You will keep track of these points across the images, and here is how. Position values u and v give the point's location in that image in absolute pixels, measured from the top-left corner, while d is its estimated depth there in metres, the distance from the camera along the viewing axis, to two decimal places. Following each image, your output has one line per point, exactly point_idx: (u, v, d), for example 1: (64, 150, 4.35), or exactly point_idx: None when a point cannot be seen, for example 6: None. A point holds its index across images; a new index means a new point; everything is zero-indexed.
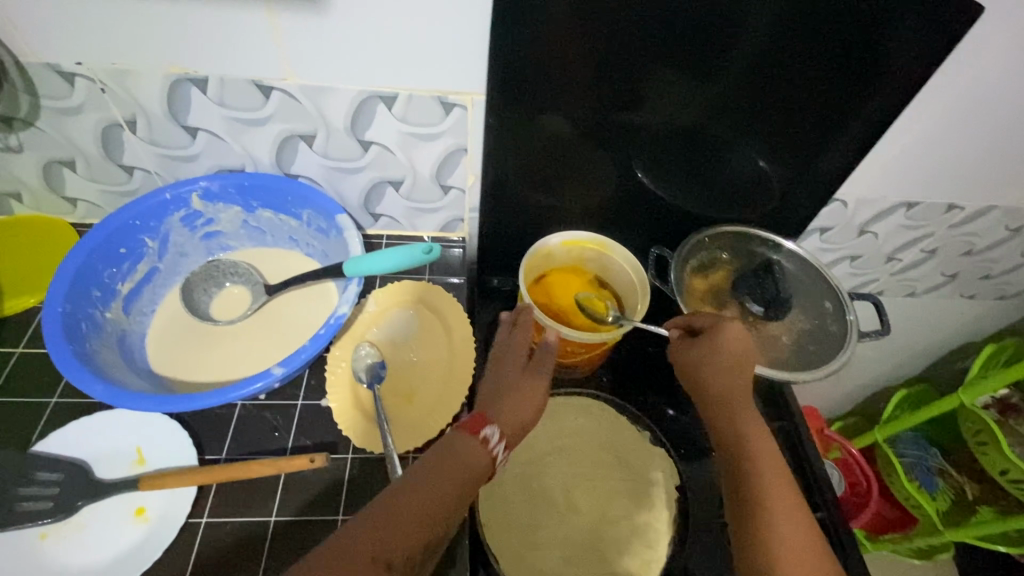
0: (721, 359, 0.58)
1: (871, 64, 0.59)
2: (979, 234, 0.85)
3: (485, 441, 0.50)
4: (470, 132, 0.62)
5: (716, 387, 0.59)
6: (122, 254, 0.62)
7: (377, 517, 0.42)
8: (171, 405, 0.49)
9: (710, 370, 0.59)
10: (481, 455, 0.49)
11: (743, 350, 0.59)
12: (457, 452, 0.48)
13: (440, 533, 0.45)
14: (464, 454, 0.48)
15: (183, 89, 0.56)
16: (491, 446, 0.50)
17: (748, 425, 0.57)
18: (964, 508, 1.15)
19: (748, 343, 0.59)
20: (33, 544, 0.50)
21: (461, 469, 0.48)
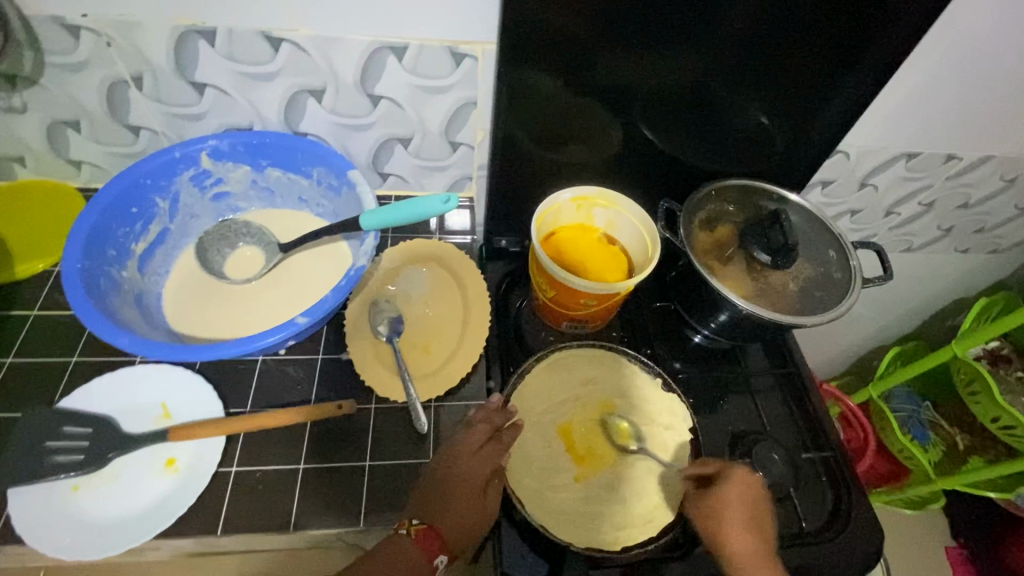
0: (735, 508, 0.56)
1: (880, 12, 0.58)
2: (975, 186, 0.87)
3: (435, 566, 0.49)
4: (480, 84, 0.62)
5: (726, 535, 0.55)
6: (134, 213, 0.61)
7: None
8: (197, 354, 0.49)
9: (731, 530, 0.55)
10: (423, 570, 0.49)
11: (755, 497, 0.58)
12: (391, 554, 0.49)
13: None
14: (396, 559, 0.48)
15: (191, 42, 0.55)
16: (434, 559, 0.49)
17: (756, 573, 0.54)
18: (955, 458, 1.20)
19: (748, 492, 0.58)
20: (65, 495, 0.50)
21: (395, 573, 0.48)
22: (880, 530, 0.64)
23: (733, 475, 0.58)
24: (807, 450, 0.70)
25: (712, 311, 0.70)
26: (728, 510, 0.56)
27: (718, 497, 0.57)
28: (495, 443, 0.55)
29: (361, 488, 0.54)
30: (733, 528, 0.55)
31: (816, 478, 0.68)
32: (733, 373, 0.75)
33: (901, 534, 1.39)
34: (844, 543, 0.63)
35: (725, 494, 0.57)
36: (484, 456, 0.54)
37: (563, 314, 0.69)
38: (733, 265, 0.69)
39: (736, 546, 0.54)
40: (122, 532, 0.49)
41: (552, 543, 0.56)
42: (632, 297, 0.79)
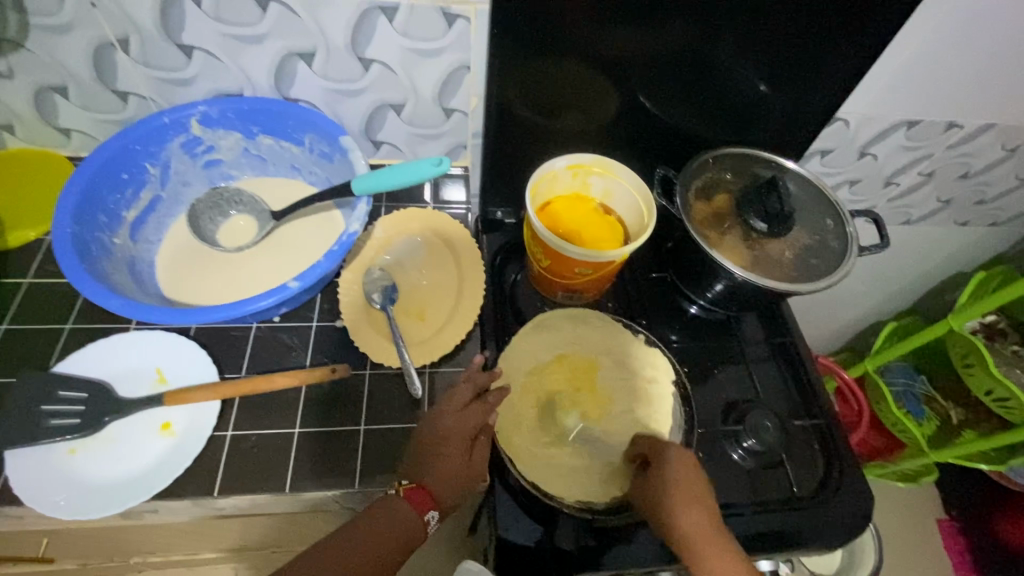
0: (678, 492, 0.53)
1: None
2: (976, 155, 0.86)
3: (427, 522, 0.50)
4: (472, 47, 0.61)
5: (674, 507, 0.53)
6: (125, 179, 0.61)
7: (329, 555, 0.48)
8: (190, 318, 0.49)
9: (677, 511, 0.53)
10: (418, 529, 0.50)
11: (694, 467, 0.55)
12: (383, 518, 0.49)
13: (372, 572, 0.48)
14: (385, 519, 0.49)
15: (176, 3, 0.54)
16: (425, 515, 0.50)
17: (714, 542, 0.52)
18: (949, 431, 1.21)
19: (688, 461, 0.55)
20: (63, 458, 0.51)
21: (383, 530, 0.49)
22: (869, 495, 0.64)
23: (665, 450, 0.56)
24: (800, 418, 0.71)
25: (708, 280, 0.70)
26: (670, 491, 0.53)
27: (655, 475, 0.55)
28: (480, 402, 0.55)
29: (356, 452, 0.55)
30: (678, 510, 0.53)
31: (808, 445, 0.69)
32: (728, 343, 0.75)
33: (894, 505, 1.40)
34: (835, 507, 0.63)
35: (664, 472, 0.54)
36: (468, 414, 0.54)
37: (557, 283, 0.69)
38: (730, 231, 0.69)
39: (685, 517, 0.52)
40: (119, 494, 0.50)
41: (545, 506, 0.57)
42: (628, 268, 0.79)
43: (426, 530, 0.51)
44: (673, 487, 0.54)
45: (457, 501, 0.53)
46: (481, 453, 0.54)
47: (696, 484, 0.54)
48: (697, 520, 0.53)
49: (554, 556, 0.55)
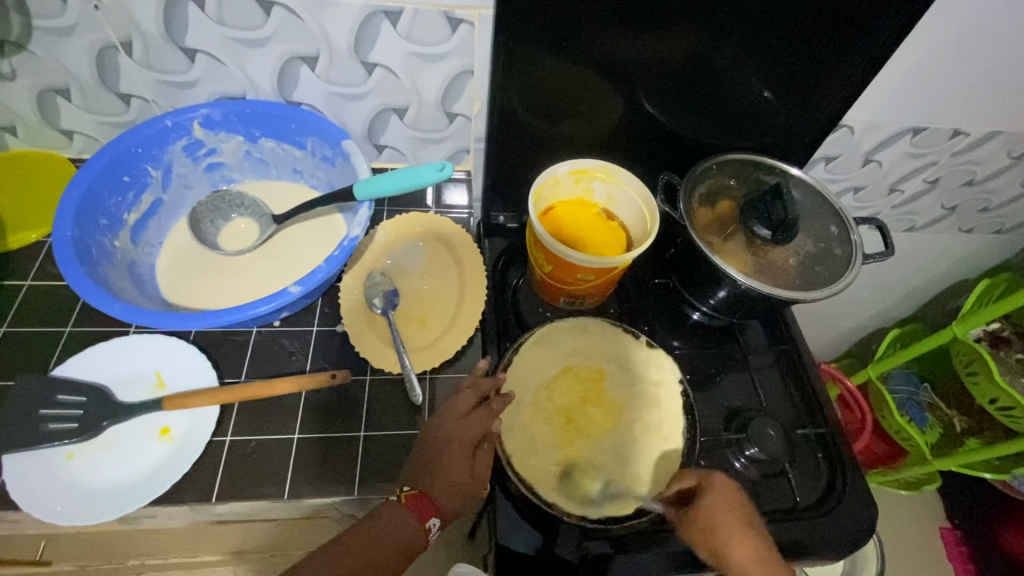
0: (730, 525, 0.53)
1: None
2: (981, 162, 0.86)
3: (428, 531, 0.50)
4: (475, 52, 0.61)
5: (727, 544, 0.52)
6: (126, 182, 0.61)
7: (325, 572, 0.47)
8: (191, 322, 0.49)
9: (728, 545, 0.52)
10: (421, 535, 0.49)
11: (739, 498, 0.56)
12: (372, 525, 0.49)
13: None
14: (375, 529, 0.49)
15: (179, 6, 0.54)
16: (426, 523, 0.50)
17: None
18: (952, 439, 1.20)
19: (732, 493, 0.55)
20: (61, 463, 0.51)
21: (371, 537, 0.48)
22: (873, 505, 0.64)
23: (712, 483, 0.56)
24: (803, 427, 0.70)
25: (711, 287, 0.70)
26: (719, 521, 0.53)
27: (701, 505, 0.55)
28: (484, 408, 0.55)
29: (356, 458, 0.54)
30: (732, 546, 0.52)
31: (812, 455, 0.68)
32: (730, 351, 0.74)
33: (897, 514, 1.39)
34: (838, 518, 0.63)
35: (715, 506, 0.54)
36: (472, 422, 0.53)
37: (559, 289, 0.69)
38: (733, 237, 0.68)
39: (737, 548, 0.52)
40: (117, 499, 0.49)
41: (546, 515, 0.56)
42: (631, 273, 0.78)
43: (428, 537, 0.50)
44: (724, 522, 0.53)
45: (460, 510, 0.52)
46: (484, 460, 0.54)
47: (744, 516, 0.55)
48: (751, 551, 0.53)
49: (554, 565, 0.54)
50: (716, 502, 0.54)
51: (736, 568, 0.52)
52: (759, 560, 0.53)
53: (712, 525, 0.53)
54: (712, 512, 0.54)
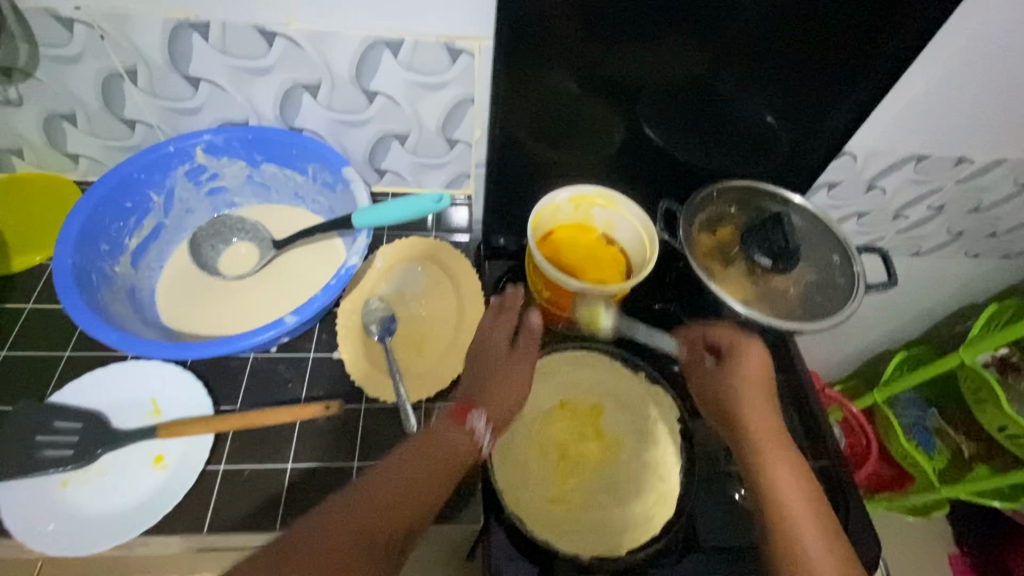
0: (752, 375, 0.63)
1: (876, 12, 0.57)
2: (987, 189, 0.85)
3: (473, 431, 0.52)
4: (475, 81, 0.61)
5: (744, 407, 0.61)
6: (128, 208, 0.61)
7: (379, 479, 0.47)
8: (187, 351, 0.49)
9: (747, 403, 0.61)
10: (465, 441, 0.51)
11: (769, 371, 0.64)
12: (440, 436, 0.51)
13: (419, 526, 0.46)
14: (449, 441, 0.51)
15: (184, 36, 0.55)
16: (476, 429, 0.52)
17: (780, 448, 0.59)
18: (960, 465, 1.18)
19: (766, 362, 0.63)
20: (54, 491, 0.51)
21: (435, 448, 0.50)
22: (876, 541, 0.62)
23: (747, 347, 0.64)
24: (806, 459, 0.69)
25: (711, 315, 0.69)
26: (745, 371, 0.63)
27: (732, 369, 0.63)
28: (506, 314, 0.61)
29: None
30: (749, 406, 0.61)
31: None
32: None
33: (905, 541, 1.36)
34: None
35: (743, 366, 0.63)
36: (502, 320, 0.60)
37: (557, 315, 0.68)
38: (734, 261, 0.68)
39: (755, 411, 0.61)
40: (108, 529, 0.49)
41: (541, 548, 0.55)
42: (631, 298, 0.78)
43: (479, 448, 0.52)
44: (748, 377, 0.63)
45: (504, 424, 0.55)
46: (522, 369, 0.58)
47: (766, 385, 0.63)
48: (767, 417, 0.61)
49: None
50: (748, 361, 0.63)
51: (750, 420, 0.60)
52: (771, 423, 0.61)
53: (733, 381, 0.63)
54: (736, 367, 0.63)
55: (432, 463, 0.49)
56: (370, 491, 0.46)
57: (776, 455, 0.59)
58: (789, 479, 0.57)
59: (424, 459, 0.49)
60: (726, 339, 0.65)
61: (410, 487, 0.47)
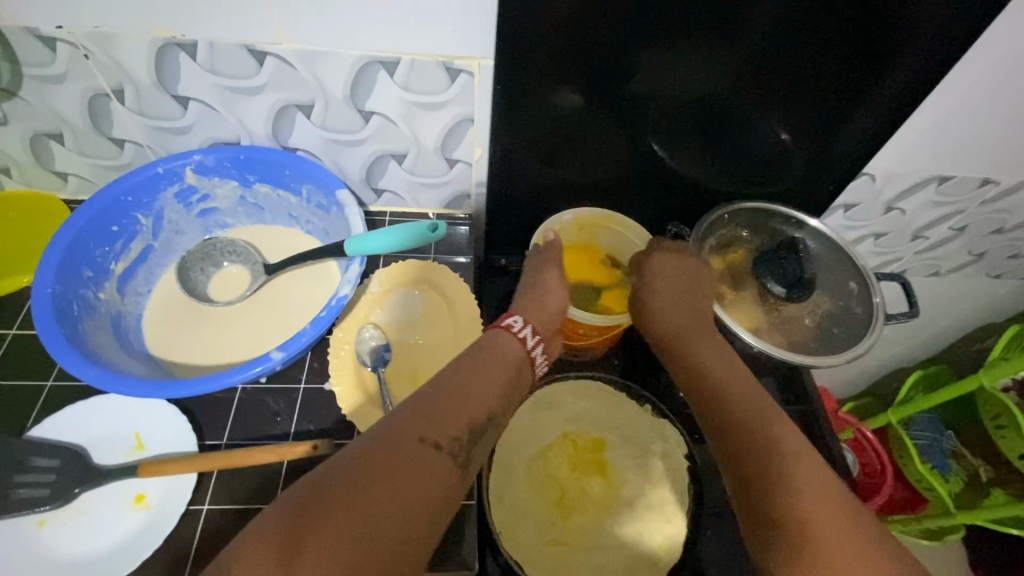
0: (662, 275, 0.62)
1: (896, 33, 0.54)
2: (1012, 211, 0.81)
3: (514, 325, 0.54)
4: (475, 101, 0.58)
5: (660, 311, 0.62)
6: (114, 232, 0.59)
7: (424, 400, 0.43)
8: (167, 390, 0.47)
9: (659, 299, 0.62)
10: (514, 344, 0.53)
11: (688, 269, 0.63)
12: (491, 346, 0.52)
13: (486, 418, 0.45)
14: (498, 347, 0.52)
15: (170, 55, 0.53)
16: (516, 331, 0.54)
17: (701, 350, 0.57)
18: (977, 489, 1.14)
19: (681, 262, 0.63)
20: (31, 532, 0.49)
21: (490, 359, 0.50)
22: None
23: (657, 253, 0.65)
24: None
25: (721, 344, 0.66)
26: (658, 281, 0.63)
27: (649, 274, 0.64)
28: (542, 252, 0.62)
29: None
30: (660, 301, 0.62)
31: None
32: None
33: None
34: None
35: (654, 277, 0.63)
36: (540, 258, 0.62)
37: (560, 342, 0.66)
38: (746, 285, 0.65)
39: (670, 312, 0.61)
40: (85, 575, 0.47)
41: None
42: None
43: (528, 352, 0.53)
44: (660, 282, 0.62)
45: (542, 333, 0.57)
46: (556, 298, 0.59)
47: (688, 289, 0.61)
48: (682, 316, 0.61)
49: None
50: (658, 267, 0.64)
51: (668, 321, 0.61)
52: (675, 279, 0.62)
53: (652, 293, 0.63)
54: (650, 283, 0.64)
55: (498, 361, 0.50)
56: (447, 383, 0.45)
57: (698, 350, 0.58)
58: (719, 365, 0.55)
59: (491, 356, 0.50)
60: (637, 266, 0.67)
61: (479, 378, 0.47)
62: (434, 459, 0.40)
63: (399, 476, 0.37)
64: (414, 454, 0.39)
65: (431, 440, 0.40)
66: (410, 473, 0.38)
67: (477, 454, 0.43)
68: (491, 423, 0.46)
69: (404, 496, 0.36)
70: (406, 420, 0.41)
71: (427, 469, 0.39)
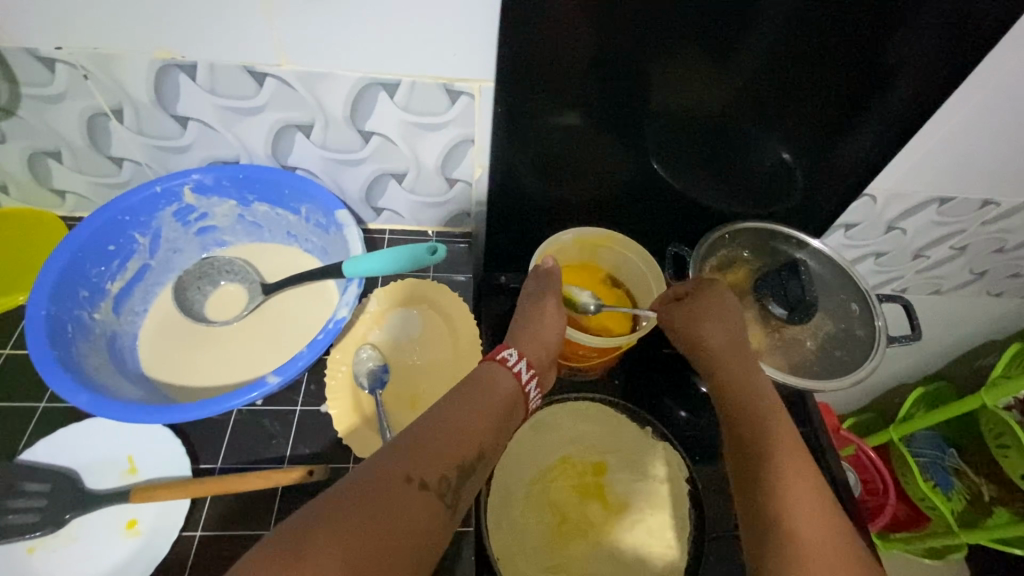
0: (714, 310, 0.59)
1: (896, 57, 0.54)
2: (1012, 231, 0.81)
3: (507, 357, 0.53)
4: (476, 122, 0.58)
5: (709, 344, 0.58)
6: (111, 251, 0.59)
7: (414, 435, 0.42)
8: (161, 415, 0.46)
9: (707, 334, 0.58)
10: (509, 378, 0.51)
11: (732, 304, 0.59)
12: (487, 379, 0.50)
13: (475, 455, 0.44)
14: (492, 379, 0.50)
15: (170, 76, 0.53)
16: (512, 365, 0.52)
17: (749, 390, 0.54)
18: (980, 508, 1.12)
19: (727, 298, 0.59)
20: (20, 558, 0.48)
21: (485, 392, 0.49)
22: None
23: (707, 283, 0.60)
24: None
25: None
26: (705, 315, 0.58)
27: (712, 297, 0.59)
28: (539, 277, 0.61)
29: None
30: (710, 334, 0.58)
31: None
32: None
33: None
34: None
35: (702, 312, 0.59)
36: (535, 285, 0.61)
37: (561, 362, 0.66)
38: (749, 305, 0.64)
39: (722, 348, 0.58)
40: None
41: None
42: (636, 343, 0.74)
43: (522, 384, 0.52)
44: (710, 318, 0.58)
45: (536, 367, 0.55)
46: (552, 329, 0.58)
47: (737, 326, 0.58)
48: (734, 351, 0.57)
49: None
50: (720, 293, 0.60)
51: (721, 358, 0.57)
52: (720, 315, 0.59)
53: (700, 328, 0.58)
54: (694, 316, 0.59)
55: (491, 396, 0.48)
56: (440, 423, 0.44)
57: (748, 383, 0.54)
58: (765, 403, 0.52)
59: (484, 390, 0.49)
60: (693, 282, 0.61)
61: (470, 412, 0.46)
62: (421, 498, 0.38)
63: (385, 516, 0.36)
64: (400, 492, 0.38)
65: (419, 480, 0.39)
66: (394, 511, 0.36)
67: (463, 495, 0.42)
68: (480, 461, 0.44)
69: (385, 541, 0.35)
70: (393, 456, 0.40)
71: (416, 507, 0.38)
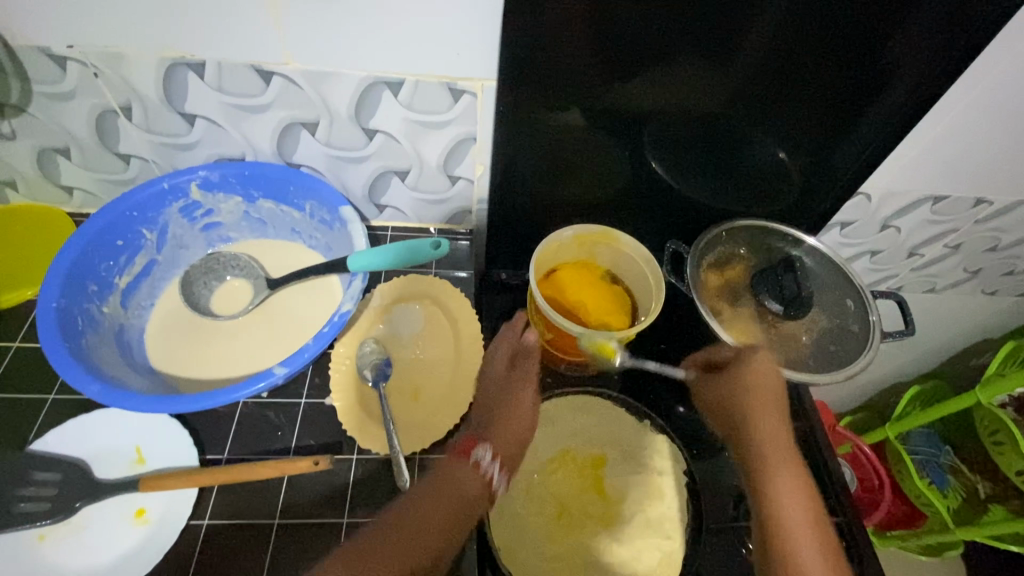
0: (759, 386, 0.60)
1: (889, 58, 0.55)
2: (1006, 229, 0.82)
3: (478, 462, 0.53)
4: (478, 120, 0.60)
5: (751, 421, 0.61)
6: (119, 246, 0.60)
7: (369, 543, 0.46)
8: (168, 406, 0.47)
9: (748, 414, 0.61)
10: (475, 482, 0.53)
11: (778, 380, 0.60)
12: (451, 479, 0.52)
13: (432, 561, 0.47)
14: (460, 482, 0.52)
15: (178, 74, 0.54)
16: (481, 468, 0.53)
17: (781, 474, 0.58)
18: (975, 506, 1.14)
19: (775, 376, 0.60)
20: (31, 546, 0.49)
21: (451, 492, 0.51)
22: None
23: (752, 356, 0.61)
24: None
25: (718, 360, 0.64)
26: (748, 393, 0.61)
27: (748, 371, 0.61)
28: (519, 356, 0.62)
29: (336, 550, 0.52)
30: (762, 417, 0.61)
31: None
32: None
33: None
34: None
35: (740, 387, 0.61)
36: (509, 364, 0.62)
37: (560, 357, 0.66)
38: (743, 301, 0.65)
39: (762, 426, 0.61)
40: None
41: None
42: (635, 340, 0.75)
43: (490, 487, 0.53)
44: (749, 394, 0.61)
45: (509, 460, 0.55)
46: (528, 405, 0.59)
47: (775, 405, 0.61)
48: (772, 430, 0.61)
49: None
50: (756, 369, 0.61)
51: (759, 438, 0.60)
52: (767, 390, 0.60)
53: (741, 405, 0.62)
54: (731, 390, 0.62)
55: (453, 493, 0.51)
56: (398, 517, 0.49)
57: (780, 481, 0.57)
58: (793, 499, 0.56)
59: (442, 489, 0.51)
60: (730, 348, 0.63)
61: (427, 519, 0.49)
62: None
63: None
64: None
65: None
66: None
67: None
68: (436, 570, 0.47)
69: None
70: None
71: None
